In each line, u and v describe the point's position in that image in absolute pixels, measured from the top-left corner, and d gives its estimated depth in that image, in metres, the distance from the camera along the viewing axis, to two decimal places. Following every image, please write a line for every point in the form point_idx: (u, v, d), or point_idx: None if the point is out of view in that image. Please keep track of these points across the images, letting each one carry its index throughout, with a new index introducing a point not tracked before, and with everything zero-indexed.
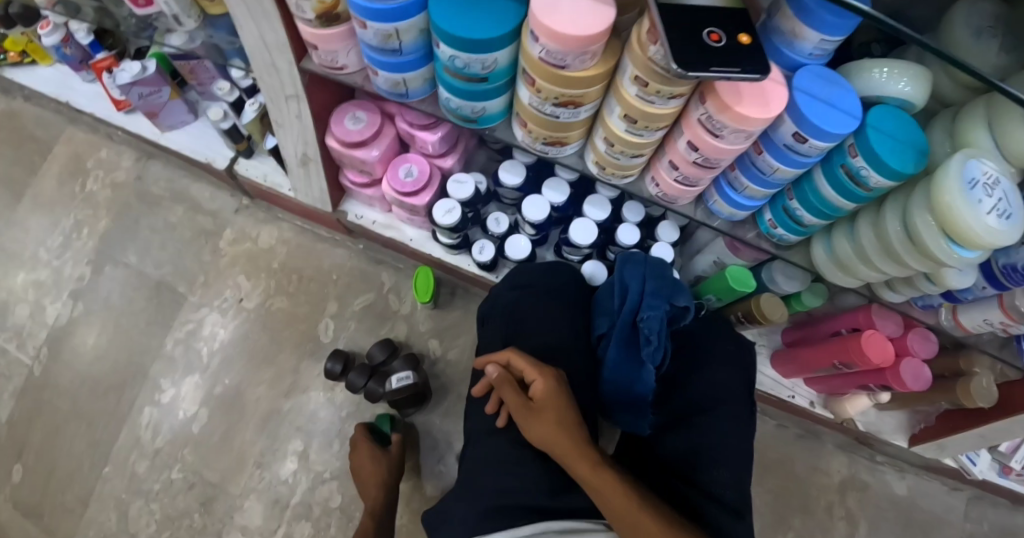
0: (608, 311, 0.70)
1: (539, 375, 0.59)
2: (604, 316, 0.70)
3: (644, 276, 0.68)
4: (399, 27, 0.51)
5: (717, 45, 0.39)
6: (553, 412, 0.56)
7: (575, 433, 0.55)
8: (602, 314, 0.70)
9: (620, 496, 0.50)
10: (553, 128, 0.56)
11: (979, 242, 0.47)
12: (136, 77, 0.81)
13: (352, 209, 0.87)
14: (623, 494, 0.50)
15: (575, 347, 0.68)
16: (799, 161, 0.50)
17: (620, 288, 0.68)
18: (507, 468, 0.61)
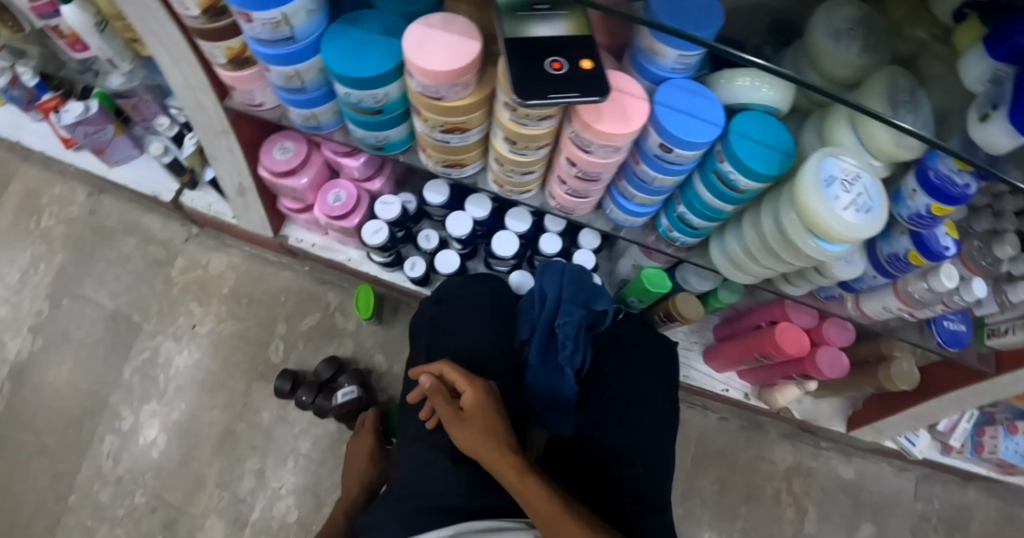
0: (529, 318, 0.72)
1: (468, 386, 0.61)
2: (526, 322, 0.72)
3: (564, 284, 0.70)
4: (298, 69, 0.54)
5: (558, 73, 0.43)
6: (481, 422, 0.58)
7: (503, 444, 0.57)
8: (524, 320, 0.73)
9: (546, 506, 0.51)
10: (449, 151, 0.59)
11: (841, 235, 0.49)
12: (79, 117, 0.85)
13: (293, 233, 0.91)
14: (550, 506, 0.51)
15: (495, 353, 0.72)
16: (674, 170, 0.53)
17: (540, 295, 0.71)
18: (428, 469, 0.64)
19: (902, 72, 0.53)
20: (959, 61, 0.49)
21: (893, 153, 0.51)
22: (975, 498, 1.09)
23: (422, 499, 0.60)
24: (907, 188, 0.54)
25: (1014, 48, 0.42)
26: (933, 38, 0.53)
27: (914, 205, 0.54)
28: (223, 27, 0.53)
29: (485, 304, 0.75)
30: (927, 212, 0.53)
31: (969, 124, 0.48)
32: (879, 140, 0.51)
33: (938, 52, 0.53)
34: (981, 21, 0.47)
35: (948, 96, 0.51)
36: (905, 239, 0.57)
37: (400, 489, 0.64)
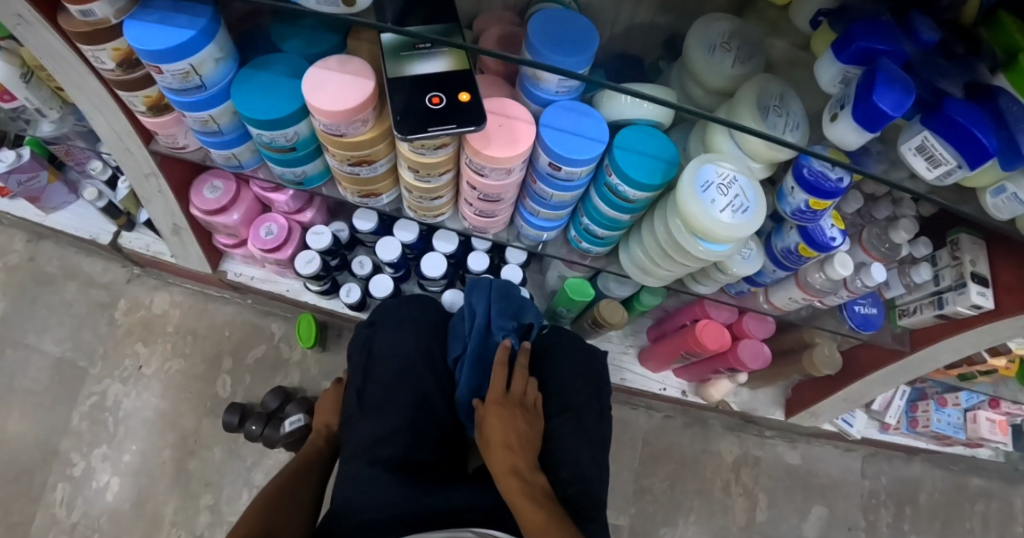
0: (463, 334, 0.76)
1: (491, 402, 0.66)
2: (458, 339, 0.77)
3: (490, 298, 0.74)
4: (212, 114, 0.56)
5: (437, 107, 0.45)
6: (499, 436, 0.63)
7: (511, 455, 0.61)
8: (457, 338, 0.77)
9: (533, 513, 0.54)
10: (360, 183, 0.60)
11: (720, 234, 0.52)
12: (11, 166, 0.85)
13: (231, 268, 0.92)
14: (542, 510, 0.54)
15: (424, 370, 0.75)
16: (567, 186, 0.56)
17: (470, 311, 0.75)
18: (355, 484, 0.63)
19: (771, 78, 0.55)
20: (816, 64, 0.53)
21: (771, 155, 0.55)
22: (919, 472, 1.14)
23: (349, 518, 0.60)
24: (787, 186, 0.58)
25: (859, 50, 0.46)
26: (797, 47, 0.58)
27: (795, 201, 0.58)
28: (139, 78, 0.54)
29: (417, 326, 0.78)
30: (807, 207, 0.57)
31: (826, 125, 0.51)
32: (754, 145, 0.55)
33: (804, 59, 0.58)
34: (831, 27, 0.51)
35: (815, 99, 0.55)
36: (794, 234, 0.61)
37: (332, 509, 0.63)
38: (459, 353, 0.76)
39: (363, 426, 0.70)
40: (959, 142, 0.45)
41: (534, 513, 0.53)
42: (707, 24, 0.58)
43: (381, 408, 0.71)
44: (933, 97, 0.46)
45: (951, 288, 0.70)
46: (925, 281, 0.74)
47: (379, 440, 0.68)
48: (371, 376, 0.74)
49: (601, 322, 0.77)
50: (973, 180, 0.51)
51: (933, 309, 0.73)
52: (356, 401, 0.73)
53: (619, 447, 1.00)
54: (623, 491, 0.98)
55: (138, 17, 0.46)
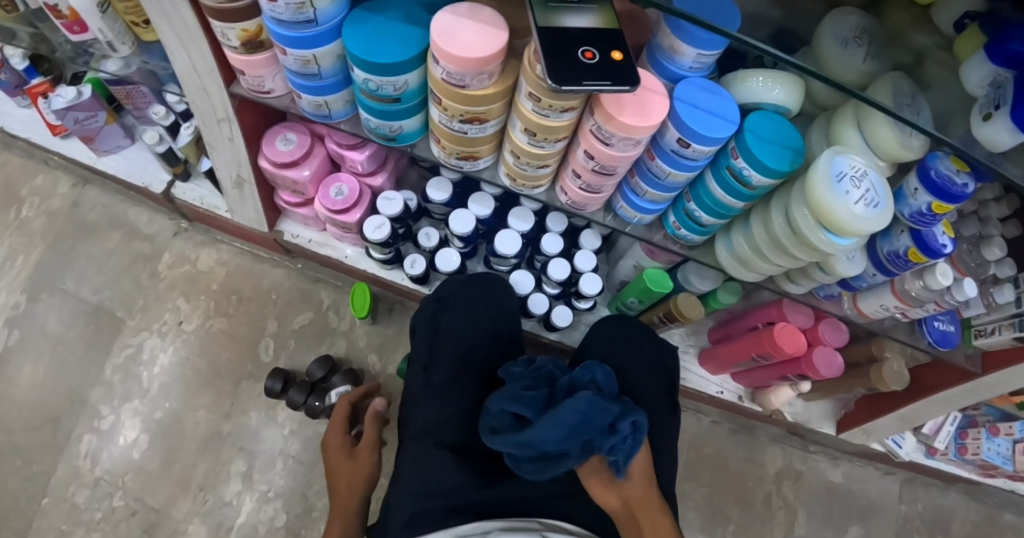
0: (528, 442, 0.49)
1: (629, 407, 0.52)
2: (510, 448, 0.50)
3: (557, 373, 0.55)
4: (316, 54, 0.53)
5: (591, 62, 0.43)
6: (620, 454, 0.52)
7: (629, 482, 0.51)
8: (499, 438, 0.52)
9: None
10: (464, 143, 0.58)
11: (848, 228, 0.49)
12: (71, 102, 0.82)
13: (288, 228, 0.89)
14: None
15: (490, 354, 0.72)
16: (688, 165, 0.53)
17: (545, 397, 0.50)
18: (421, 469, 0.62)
19: (903, 77, 0.51)
20: (960, 68, 0.48)
21: (898, 153, 0.52)
22: (954, 502, 1.10)
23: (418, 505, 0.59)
24: (909, 187, 0.54)
25: (1011, 54, 0.42)
26: (934, 45, 0.52)
27: (915, 203, 0.54)
28: (239, 9, 0.51)
29: (486, 308, 0.75)
30: (928, 210, 0.53)
31: (973, 122, 0.47)
32: (883, 139, 0.52)
33: (942, 57, 0.51)
34: (978, 28, 0.46)
35: (949, 99, 0.50)
36: (905, 237, 0.58)
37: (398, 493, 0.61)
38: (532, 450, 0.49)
39: (427, 407, 0.67)
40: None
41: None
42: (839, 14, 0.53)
43: (448, 391, 0.67)
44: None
45: None
46: (1006, 303, 0.69)
47: (443, 422, 0.65)
48: (436, 356, 0.71)
49: (674, 316, 0.75)
50: None
51: (1011, 330, 0.68)
52: (420, 381, 0.70)
53: None
54: None
55: None
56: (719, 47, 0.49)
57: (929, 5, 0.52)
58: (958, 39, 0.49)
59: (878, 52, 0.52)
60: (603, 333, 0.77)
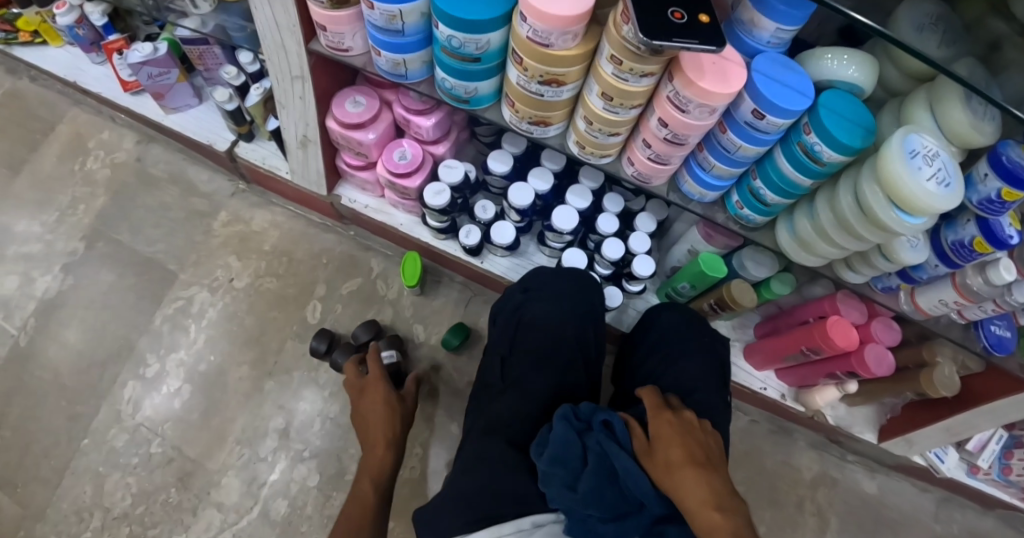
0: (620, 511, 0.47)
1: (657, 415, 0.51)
2: (587, 526, 0.47)
3: (575, 427, 0.55)
4: (403, 9, 0.55)
5: (680, 22, 0.43)
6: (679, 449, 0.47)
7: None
8: (571, 517, 0.48)
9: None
10: (537, 107, 0.59)
11: (920, 207, 0.48)
12: (147, 57, 0.86)
13: (346, 194, 0.92)
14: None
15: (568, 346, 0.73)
16: (760, 139, 0.53)
17: (608, 467, 0.50)
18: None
19: (977, 65, 0.50)
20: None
21: (969, 138, 0.51)
22: (992, 528, 1.07)
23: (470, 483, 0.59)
24: (979, 173, 0.53)
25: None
26: (1013, 31, 0.51)
27: (985, 190, 0.52)
28: None
29: (573, 301, 0.75)
30: (998, 197, 0.51)
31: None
32: (956, 122, 0.51)
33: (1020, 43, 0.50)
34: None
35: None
36: (971, 226, 0.57)
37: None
38: (629, 508, 0.48)
39: (502, 401, 0.67)
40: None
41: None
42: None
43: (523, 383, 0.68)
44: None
45: None
46: None
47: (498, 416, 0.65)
48: (517, 349, 0.73)
49: (726, 303, 0.74)
50: None
51: None
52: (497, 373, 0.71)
53: None
54: None
55: None
56: (801, 21, 0.48)
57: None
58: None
59: (956, 38, 0.51)
60: (662, 323, 0.77)
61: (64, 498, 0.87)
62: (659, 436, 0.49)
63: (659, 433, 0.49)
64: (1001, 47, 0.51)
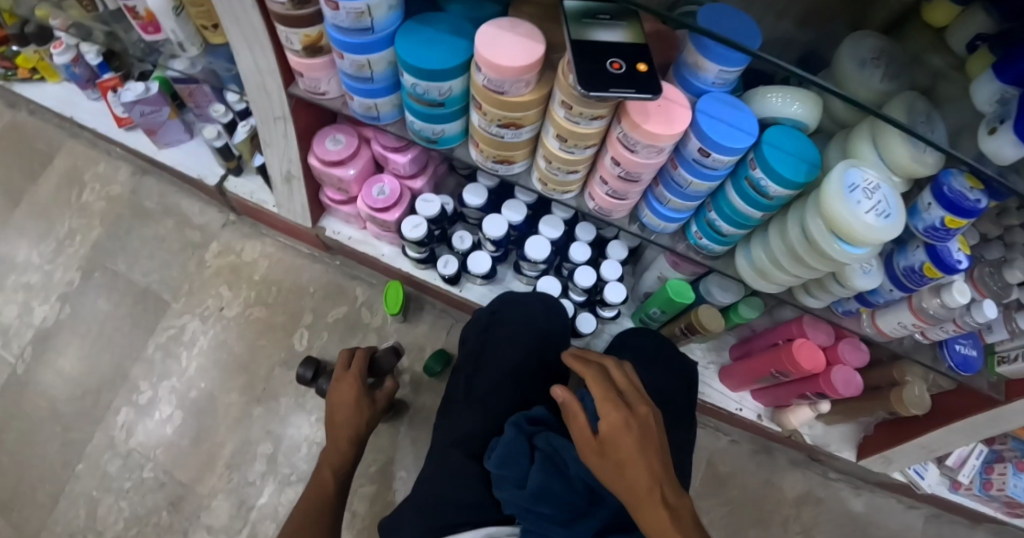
0: (569, 511, 0.52)
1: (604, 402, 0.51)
2: (541, 524, 0.52)
3: (524, 432, 0.61)
4: (370, 59, 0.58)
5: (618, 72, 0.46)
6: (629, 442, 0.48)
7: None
8: (525, 516, 0.53)
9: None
10: (500, 147, 0.62)
11: (862, 239, 0.50)
12: (139, 96, 0.90)
13: (330, 225, 0.95)
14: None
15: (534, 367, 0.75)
16: (710, 175, 0.55)
17: (556, 462, 0.57)
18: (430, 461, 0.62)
19: (920, 98, 0.52)
20: (970, 87, 0.49)
21: (912, 169, 0.53)
22: None
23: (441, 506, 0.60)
24: (923, 202, 0.55)
25: (1021, 73, 0.43)
26: (950, 66, 0.53)
27: (929, 217, 0.54)
28: (307, 16, 0.57)
29: (539, 323, 0.77)
30: (942, 224, 0.54)
31: (980, 136, 0.48)
32: (897, 155, 0.53)
33: (958, 78, 0.52)
34: (990, 50, 0.48)
35: (963, 117, 0.51)
36: (921, 252, 0.58)
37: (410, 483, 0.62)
38: (582, 507, 0.53)
39: (466, 416, 0.70)
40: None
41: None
42: (858, 36, 0.54)
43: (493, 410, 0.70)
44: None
45: None
46: None
47: (472, 443, 0.68)
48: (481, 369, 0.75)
49: (695, 328, 0.76)
50: None
51: None
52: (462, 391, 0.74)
53: None
54: None
55: None
56: (742, 63, 0.50)
57: (944, 29, 0.53)
58: (970, 59, 0.50)
59: (901, 73, 0.53)
60: (632, 344, 0.78)
61: (59, 521, 0.90)
62: (610, 437, 0.49)
63: (611, 431, 0.49)
64: (941, 82, 0.53)
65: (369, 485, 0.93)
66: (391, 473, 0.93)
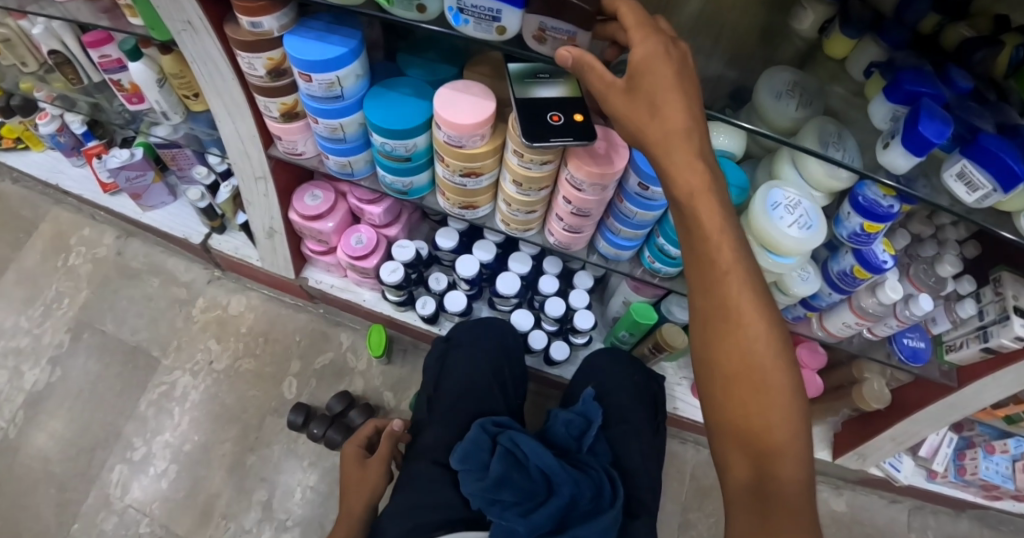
0: (527, 501, 0.57)
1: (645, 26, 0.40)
2: (502, 512, 0.56)
3: (489, 432, 0.66)
4: (342, 122, 0.64)
5: (557, 123, 0.52)
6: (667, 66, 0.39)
7: (714, 265, 0.42)
8: (490, 509, 0.57)
9: (749, 354, 0.42)
10: (464, 194, 0.67)
11: (784, 246, 0.58)
12: (124, 162, 0.95)
13: (312, 275, 1.00)
14: (761, 393, 0.42)
15: (496, 377, 0.80)
16: (653, 206, 0.59)
17: (516, 457, 0.62)
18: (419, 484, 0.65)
19: (830, 120, 0.58)
20: (868, 107, 0.56)
21: (829, 184, 0.60)
22: (968, 529, 1.11)
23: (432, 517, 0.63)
24: (843, 212, 0.62)
25: (906, 92, 0.49)
26: (851, 90, 0.60)
27: (851, 225, 0.61)
28: (282, 86, 0.63)
29: (491, 346, 0.82)
30: (862, 230, 0.60)
31: (878, 151, 0.55)
32: (815, 175, 0.60)
33: (857, 102, 0.60)
34: (880, 75, 0.53)
35: (868, 135, 0.57)
36: (850, 257, 0.65)
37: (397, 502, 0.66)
38: (542, 498, 0.58)
39: (428, 432, 0.73)
40: (997, 170, 0.47)
41: (749, 462, 0.42)
42: (773, 70, 0.59)
43: None
44: (968, 131, 0.48)
45: (995, 322, 0.69)
46: (970, 317, 0.73)
47: None
48: (442, 388, 0.79)
49: (662, 346, 0.81)
50: (1010, 202, 0.52)
51: (978, 342, 0.71)
52: (425, 409, 0.77)
53: (668, 479, 1.05)
54: (670, 522, 1.02)
55: (296, 32, 0.55)
56: None
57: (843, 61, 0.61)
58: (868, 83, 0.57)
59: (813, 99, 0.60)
60: (598, 367, 0.83)
61: None
62: (642, 70, 0.39)
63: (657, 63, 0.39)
64: (845, 106, 0.60)
65: None
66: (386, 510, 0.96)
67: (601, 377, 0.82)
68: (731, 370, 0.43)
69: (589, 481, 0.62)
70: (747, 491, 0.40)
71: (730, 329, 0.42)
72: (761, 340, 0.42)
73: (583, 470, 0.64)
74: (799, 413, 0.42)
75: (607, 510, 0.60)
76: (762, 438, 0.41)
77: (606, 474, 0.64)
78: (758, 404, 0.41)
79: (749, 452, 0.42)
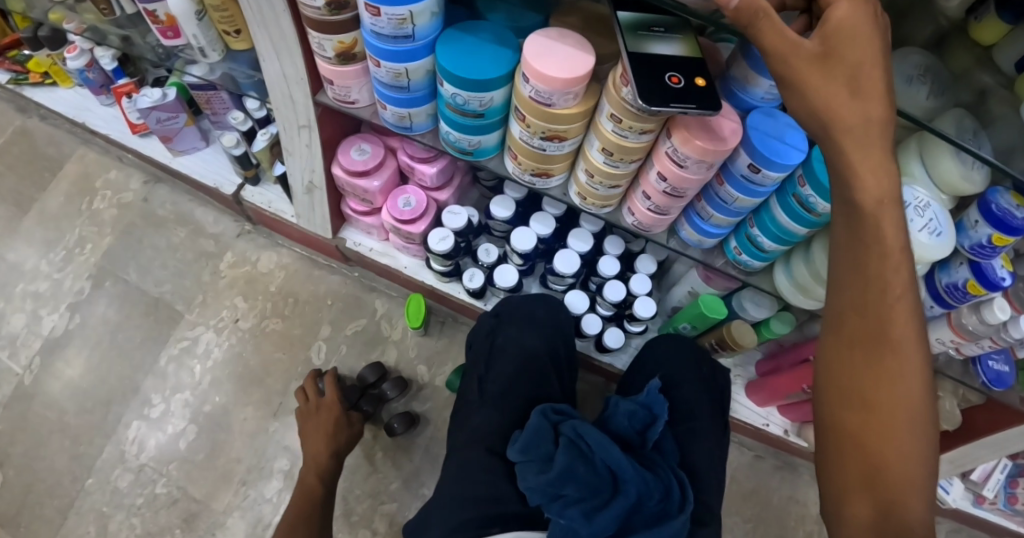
0: (593, 498, 0.52)
1: None
2: (567, 510, 0.51)
3: (549, 420, 0.62)
4: (408, 67, 0.57)
5: (677, 86, 0.44)
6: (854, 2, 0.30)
7: (885, 280, 0.36)
8: (550, 506, 0.53)
9: (895, 383, 0.37)
10: (540, 160, 0.61)
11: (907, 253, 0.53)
12: (155, 102, 0.89)
13: (350, 236, 0.94)
14: (903, 429, 0.37)
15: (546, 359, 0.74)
16: (756, 191, 0.52)
17: (581, 449, 0.56)
18: None
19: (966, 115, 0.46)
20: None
21: (959, 187, 0.52)
22: None
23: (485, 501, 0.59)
24: (969, 219, 0.54)
25: None
26: (998, 83, 0.46)
27: (976, 235, 0.53)
28: (342, 21, 0.55)
29: (545, 327, 0.76)
30: (988, 242, 0.52)
31: None
32: (945, 172, 0.52)
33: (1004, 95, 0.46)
34: None
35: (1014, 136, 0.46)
36: (964, 269, 0.58)
37: (440, 495, 0.63)
38: (607, 495, 0.53)
39: (478, 414, 0.69)
40: None
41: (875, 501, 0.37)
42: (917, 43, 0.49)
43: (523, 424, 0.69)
44: None
45: None
46: None
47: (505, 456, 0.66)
48: (491, 370, 0.74)
49: (727, 343, 0.75)
50: None
51: None
52: (474, 391, 0.73)
53: None
54: None
55: None
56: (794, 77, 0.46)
57: None
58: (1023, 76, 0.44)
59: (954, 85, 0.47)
60: (661, 358, 0.77)
61: None
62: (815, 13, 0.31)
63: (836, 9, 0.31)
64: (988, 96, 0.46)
65: (387, 503, 0.92)
66: (412, 490, 0.92)
67: (664, 372, 0.76)
68: (872, 399, 0.38)
69: (657, 481, 0.56)
70: (870, 535, 0.36)
71: (884, 354, 0.37)
72: (912, 371, 0.37)
73: (652, 469, 0.59)
74: (932, 451, 0.38)
75: (677, 515, 0.55)
76: (894, 478, 0.37)
77: (674, 476, 0.59)
78: (894, 438, 0.37)
79: (872, 485, 0.37)
